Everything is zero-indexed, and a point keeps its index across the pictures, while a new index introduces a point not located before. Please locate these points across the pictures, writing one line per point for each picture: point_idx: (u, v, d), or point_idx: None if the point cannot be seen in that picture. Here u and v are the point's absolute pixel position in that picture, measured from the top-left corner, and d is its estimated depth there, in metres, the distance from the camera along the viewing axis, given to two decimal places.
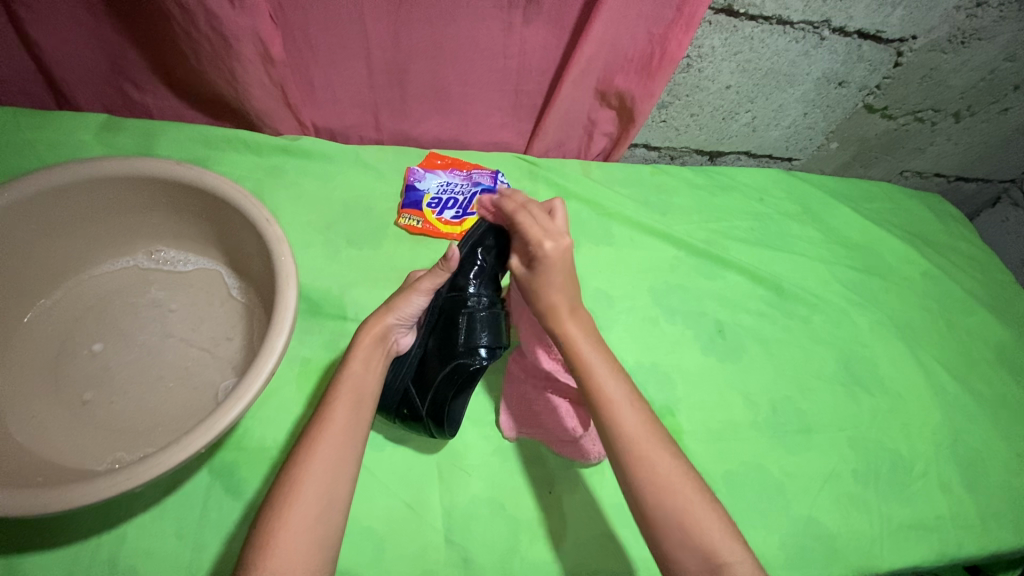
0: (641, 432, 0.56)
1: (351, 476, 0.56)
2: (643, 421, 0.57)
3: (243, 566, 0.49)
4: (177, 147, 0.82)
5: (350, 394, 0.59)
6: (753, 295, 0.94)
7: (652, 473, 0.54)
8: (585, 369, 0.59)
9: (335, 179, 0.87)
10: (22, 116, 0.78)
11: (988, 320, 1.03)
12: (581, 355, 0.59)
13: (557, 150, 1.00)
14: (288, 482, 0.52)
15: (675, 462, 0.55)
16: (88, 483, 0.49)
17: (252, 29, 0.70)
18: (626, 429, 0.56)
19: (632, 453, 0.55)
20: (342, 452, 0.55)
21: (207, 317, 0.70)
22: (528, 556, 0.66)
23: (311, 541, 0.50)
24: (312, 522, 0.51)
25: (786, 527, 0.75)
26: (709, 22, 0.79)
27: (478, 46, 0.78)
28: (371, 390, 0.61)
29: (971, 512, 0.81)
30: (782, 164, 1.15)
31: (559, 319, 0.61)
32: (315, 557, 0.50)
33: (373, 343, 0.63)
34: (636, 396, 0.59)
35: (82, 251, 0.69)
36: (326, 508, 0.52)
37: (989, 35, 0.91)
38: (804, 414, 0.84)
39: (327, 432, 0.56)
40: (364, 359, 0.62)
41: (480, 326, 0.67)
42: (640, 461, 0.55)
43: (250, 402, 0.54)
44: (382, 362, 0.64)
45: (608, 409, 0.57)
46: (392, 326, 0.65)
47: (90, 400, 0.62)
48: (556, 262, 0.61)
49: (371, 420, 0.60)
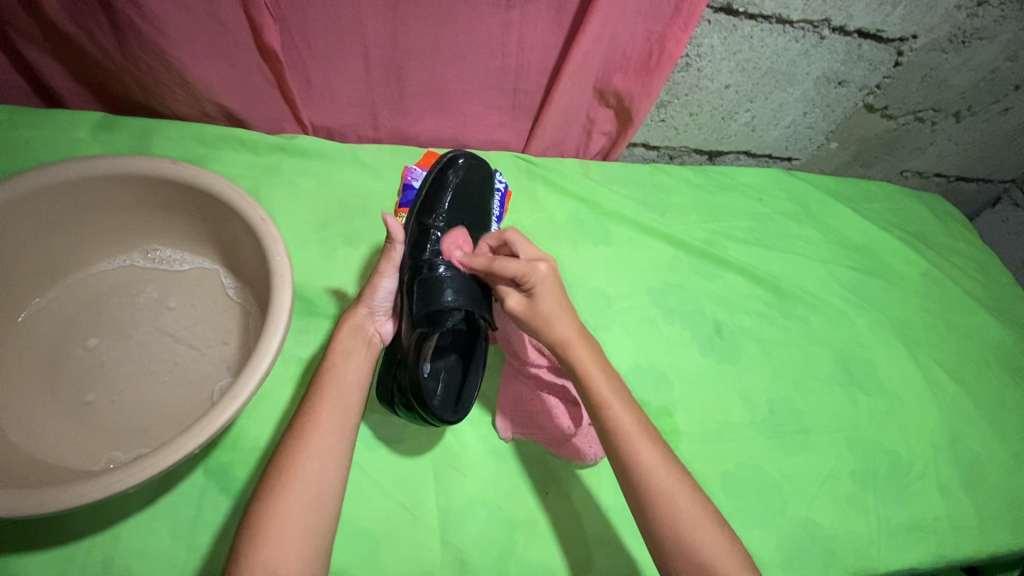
0: (657, 465, 0.56)
1: (342, 471, 0.55)
2: (659, 453, 0.57)
3: (233, 560, 0.48)
4: (173, 145, 0.82)
5: (341, 388, 0.59)
6: (751, 295, 0.94)
7: (670, 510, 0.54)
8: (602, 403, 0.57)
9: (332, 178, 0.87)
10: (18, 113, 0.78)
11: (987, 321, 1.03)
12: (597, 389, 0.57)
13: (556, 149, 0.99)
14: (279, 476, 0.52)
15: (682, 482, 0.56)
16: (82, 484, 0.48)
17: (249, 21, 0.70)
18: (644, 465, 0.56)
19: (651, 488, 0.55)
20: (334, 447, 0.55)
21: (202, 316, 0.70)
22: (524, 557, 0.66)
23: (302, 536, 0.50)
24: (303, 516, 0.51)
25: (784, 528, 0.74)
26: (708, 21, 0.79)
27: (475, 45, 0.77)
28: (361, 382, 0.62)
29: (968, 513, 0.81)
30: (782, 163, 1.14)
31: (569, 347, 0.58)
32: (306, 552, 0.50)
33: (351, 334, 0.65)
34: (647, 427, 0.58)
35: (77, 250, 0.69)
36: (318, 502, 0.52)
37: (991, 34, 0.91)
38: (802, 415, 0.84)
39: (320, 426, 0.56)
40: (343, 352, 0.63)
41: (441, 286, 0.62)
42: (657, 496, 0.55)
43: (244, 400, 0.54)
44: (364, 352, 0.65)
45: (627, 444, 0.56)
46: (360, 316, 0.66)
47: (91, 402, 0.62)
48: (549, 284, 0.58)
49: (361, 414, 0.60)
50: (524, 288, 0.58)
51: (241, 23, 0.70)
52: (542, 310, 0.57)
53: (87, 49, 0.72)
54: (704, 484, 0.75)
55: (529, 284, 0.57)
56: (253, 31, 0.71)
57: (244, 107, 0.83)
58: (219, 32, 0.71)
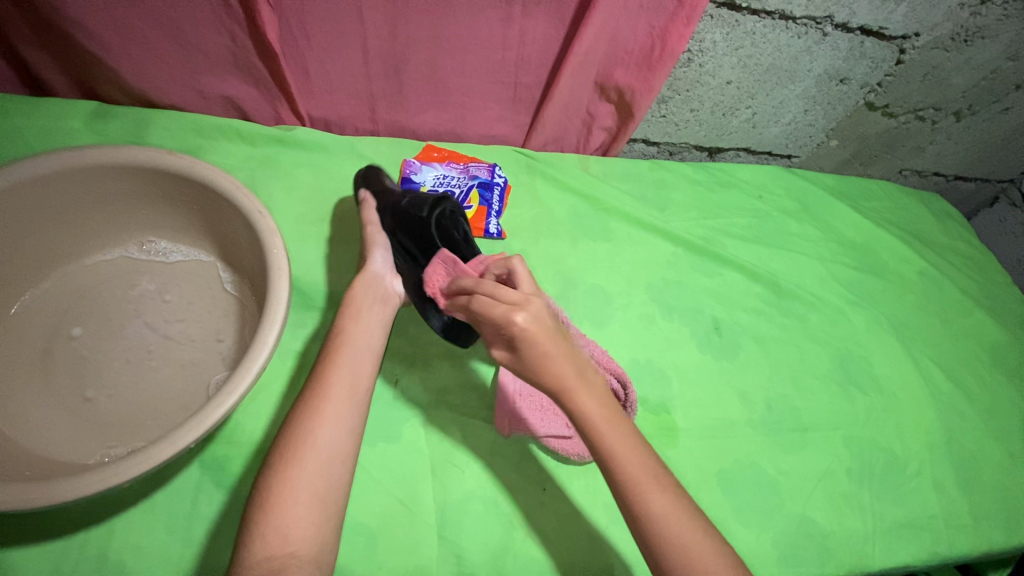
0: (673, 513, 0.52)
1: (354, 434, 0.55)
2: (671, 499, 0.52)
3: (248, 521, 0.49)
4: (169, 135, 0.81)
5: (351, 351, 0.60)
6: (750, 293, 0.94)
7: (689, 562, 0.50)
8: (611, 456, 0.52)
9: (329, 170, 0.86)
10: (10, 102, 0.76)
11: (983, 321, 1.03)
12: (608, 442, 0.52)
13: (555, 144, 0.99)
14: (287, 442, 0.52)
15: (700, 531, 0.52)
16: (76, 478, 0.48)
17: (247, 10, 0.69)
18: (656, 512, 0.52)
19: (665, 543, 0.51)
20: (345, 413, 0.55)
21: (198, 310, 0.69)
22: (521, 552, 0.66)
23: (314, 500, 0.50)
24: (314, 480, 0.51)
25: (780, 525, 0.74)
26: (712, 16, 0.78)
27: (475, 37, 0.76)
28: (374, 347, 0.62)
29: (962, 512, 0.81)
30: (781, 160, 1.14)
31: (569, 398, 0.51)
32: (319, 513, 0.50)
33: (363, 291, 0.66)
34: (659, 471, 0.54)
35: (71, 242, 0.68)
36: (329, 468, 0.52)
37: (993, 33, 0.90)
38: (799, 413, 0.84)
39: (330, 391, 0.56)
40: (354, 313, 0.63)
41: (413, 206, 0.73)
42: (677, 551, 0.50)
43: (258, 370, 0.54)
44: (373, 311, 0.65)
45: (638, 496, 0.52)
46: (375, 265, 0.69)
47: (92, 398, 0.61)
48: (540, 325, 0.51)
49: (373, 381, 0.60)
50: (506, 341, 0.51)
51: (239, 10, 0.69)
52: (528, 365, 0.50)
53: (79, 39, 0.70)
54: (700, 480, 0.75)
55: (512, 337, 0.50)
56: (250, 20, 0.70)
57: (242, 97, 0.82)
58: (219, 17, 0.70)
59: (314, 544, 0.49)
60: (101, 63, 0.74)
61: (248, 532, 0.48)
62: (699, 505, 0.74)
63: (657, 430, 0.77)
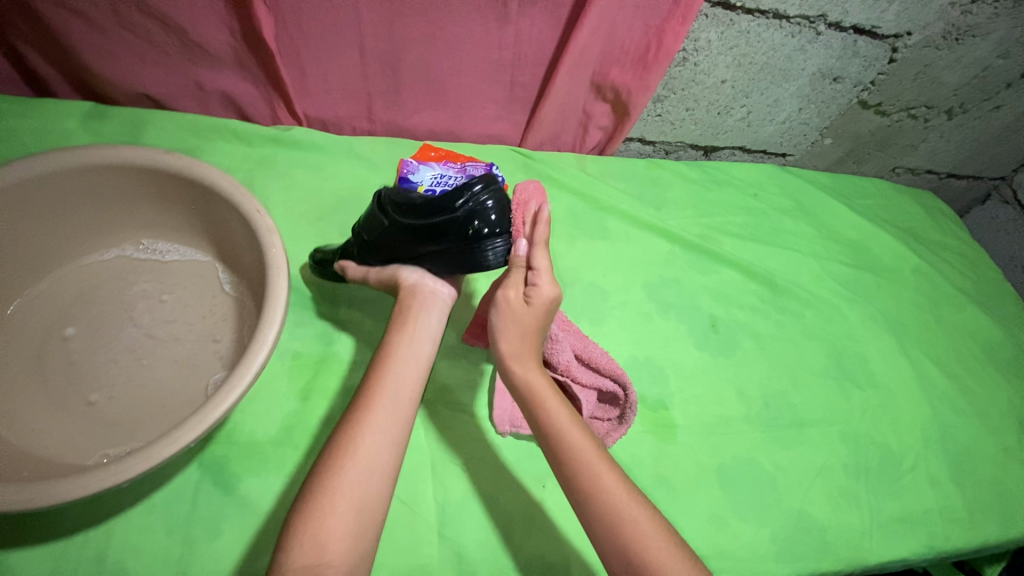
0: (601, 471, 0.54)
1: (398, 447, 0.54)
2: (598, 457, 0.55)
3: (288, 527, 0.48)
4: (165, 136, 0.80)
5: (399, 361, 0.58)
6: (746, 290, 0.94)
7: (606, 510, 0.52)
8: (543, 412, 0.58)
9: (327, 170, 0.86)
10: (4, 102, 0.76)
11: (977, 316, 1.04)
12: (542, 403, 0.58)
13: (552, 143, 0.99)
14: (332, 452, 0.52)
15: (626, 490, 0.53)
16: (76, 478, 0.48)
17: (242, 8, 0.69)
18: (582, 464, 0.54)
19: (587, 490, 0.53)
20: (390, 423, 0.54)
21: (197, 310, 0.69)
22: (522, 549, 0.66)
23: (354, 512, 0.49)
24: (355, 491, 0.50)
25: (777, 520, 0.75)
26: (706, 15, 0.79)
27: (472, 37, 0.77)
28: (422, 356, 0.60)
29: (958, 505, 0.82)
30: (776, 159, 1.15)
31: (511, 364, 0.60)
32: (357, 525, 0.49)
33: (407, 301, 0.63)
34: (590, 436, 0.57)
35: (68, 243, 0.67)
36: (369, 479, 0.51)
37: (984, 31, 0.91)
38: (795, 409, 0.84)
39: (376, 401, 0.55)
40: (401, 325, 0.61)
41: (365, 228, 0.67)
42: (597, 499, 0.53)
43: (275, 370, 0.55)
44: (415, 322, 0.61)
45: (565, 450, 0.55)
46: (408, 278, 0.64)
47: (93, 401, 0.61)
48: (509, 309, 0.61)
49: (420, 393, 0.58)
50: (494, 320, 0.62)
51: (235, 9, 0.70)
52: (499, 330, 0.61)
53: (74, 39, 0.70)
54: (699, 476, 0.76)
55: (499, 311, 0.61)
56: (245, 18, 0.70)
57: (238, 97, 0.82)
58: (216, 16, 0.70)
59: (350, 556, 0.48)
60: (97, 62, 0.74)
61: (287, 539, 0.47)
62: (698, 500, 0.74)
63: (655, 427, 0.78)
